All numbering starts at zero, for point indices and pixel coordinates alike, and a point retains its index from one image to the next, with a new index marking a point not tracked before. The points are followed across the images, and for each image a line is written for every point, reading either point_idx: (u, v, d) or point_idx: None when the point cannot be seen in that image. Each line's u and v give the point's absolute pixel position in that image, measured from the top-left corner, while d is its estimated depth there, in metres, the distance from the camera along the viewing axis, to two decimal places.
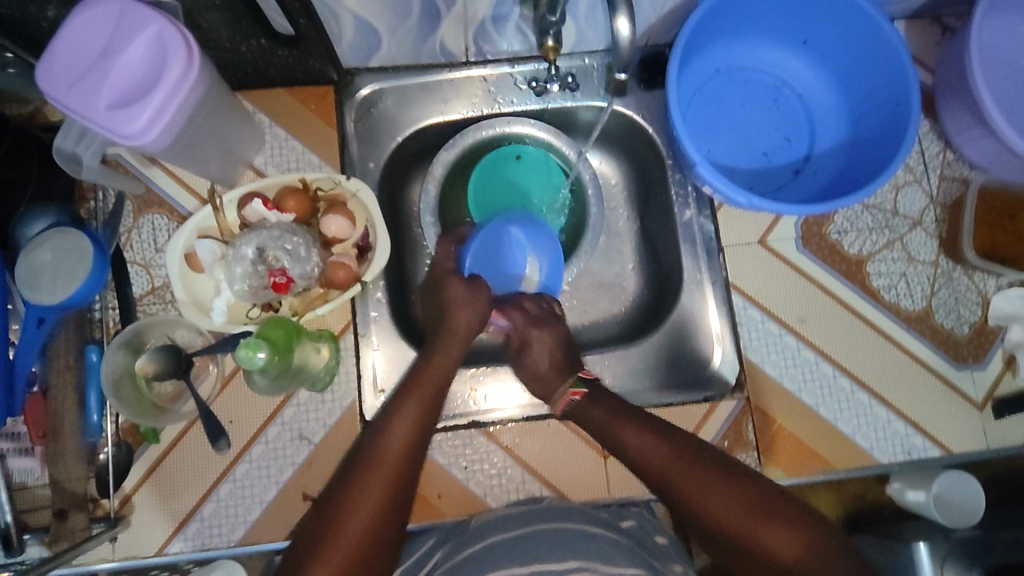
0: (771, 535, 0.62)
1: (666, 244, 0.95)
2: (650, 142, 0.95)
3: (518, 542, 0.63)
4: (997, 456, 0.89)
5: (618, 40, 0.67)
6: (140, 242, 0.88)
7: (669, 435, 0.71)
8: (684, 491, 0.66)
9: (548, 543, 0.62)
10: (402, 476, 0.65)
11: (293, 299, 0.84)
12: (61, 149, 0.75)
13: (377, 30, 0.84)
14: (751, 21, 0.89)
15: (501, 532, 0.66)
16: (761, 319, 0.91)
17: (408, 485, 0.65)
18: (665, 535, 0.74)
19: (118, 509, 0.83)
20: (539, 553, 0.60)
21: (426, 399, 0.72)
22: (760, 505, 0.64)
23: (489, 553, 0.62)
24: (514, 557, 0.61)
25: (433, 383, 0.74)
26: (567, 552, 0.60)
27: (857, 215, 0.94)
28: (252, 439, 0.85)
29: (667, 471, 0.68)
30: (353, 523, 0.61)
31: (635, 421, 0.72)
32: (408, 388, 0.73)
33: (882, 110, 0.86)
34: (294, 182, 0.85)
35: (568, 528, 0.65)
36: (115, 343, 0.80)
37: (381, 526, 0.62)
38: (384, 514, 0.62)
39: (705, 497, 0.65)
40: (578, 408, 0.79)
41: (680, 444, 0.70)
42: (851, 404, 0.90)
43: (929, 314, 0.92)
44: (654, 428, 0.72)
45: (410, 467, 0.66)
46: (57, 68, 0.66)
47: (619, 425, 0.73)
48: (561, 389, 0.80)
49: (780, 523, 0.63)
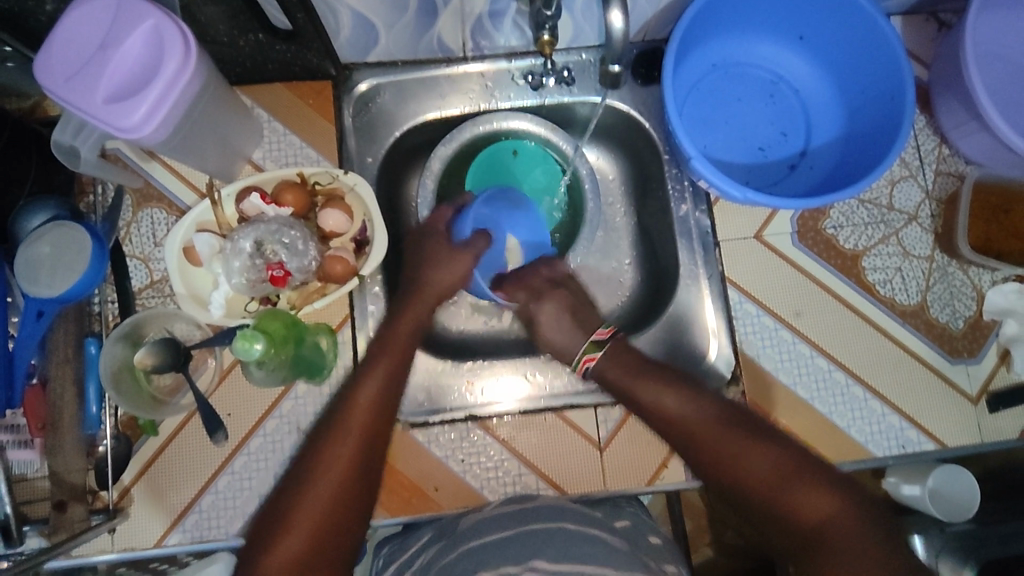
0: (803, 492, 0.62)
1: (662, 239, 0.95)
2: (646, 137, 0.95)
3: (513, 541, 0.63)
4: (991, 450, 0.90)
5: (612, 34, 0.67)
6: (138, 236, 0.89)
7: (699, 395, 0.72)
8: (716, 449, 0.67)
9: (541, 543, 0.62)
10: (369, 432, 0.66)
11: (291, 293, 0.85)
12: (59, 142, 0.75)
13: (374, 25, 0.84)
14: (747, 16, 0.89)
15: (495, 531, 0.67)
16: (757, 313, 0.92)
17: (376, 442, 0.66)
18: (659, 534, 0.74)
19: (117, 501, 0.84)
20: (534, 553, 0.60)
21: (394, 360, 0.73)
22: (793, 461, 0.64)
23: (484, 551, 0.63)
24: (507, 555, 0.61)
25: (398, 346, 0.75)
26: (561, 553, 0.61)
27: (852, 209, 0.94)
28: (251, 432, 0.85)
29: (699, 429, 0.69)
30: (323, 485, 0.62)
31: (668, 380, 0.73)
32: (376, 352, 0.74)
33: (877, 105, 0.86)
34: (292, 176, 0.86)
35: (561, 527, 0.65)
36: (113, 336, 0.81)
37: (348, 485, 0.63)
38: (355, 469, 0.64)
39: (738, 455, 0.65)
40: (604, 370, 0.77)
41: (709, 403, 0.70)
42: (846, 398, 0.90)
43: (924, 308, 0.92)
44: (686, 389, 0.72)
45: (377, 424, 0.67)
46: (54, 61, 0.66)
47: (648, 386, 0.73)
48: (577, 356, 0.79)
49: (812, 480, 0.62)
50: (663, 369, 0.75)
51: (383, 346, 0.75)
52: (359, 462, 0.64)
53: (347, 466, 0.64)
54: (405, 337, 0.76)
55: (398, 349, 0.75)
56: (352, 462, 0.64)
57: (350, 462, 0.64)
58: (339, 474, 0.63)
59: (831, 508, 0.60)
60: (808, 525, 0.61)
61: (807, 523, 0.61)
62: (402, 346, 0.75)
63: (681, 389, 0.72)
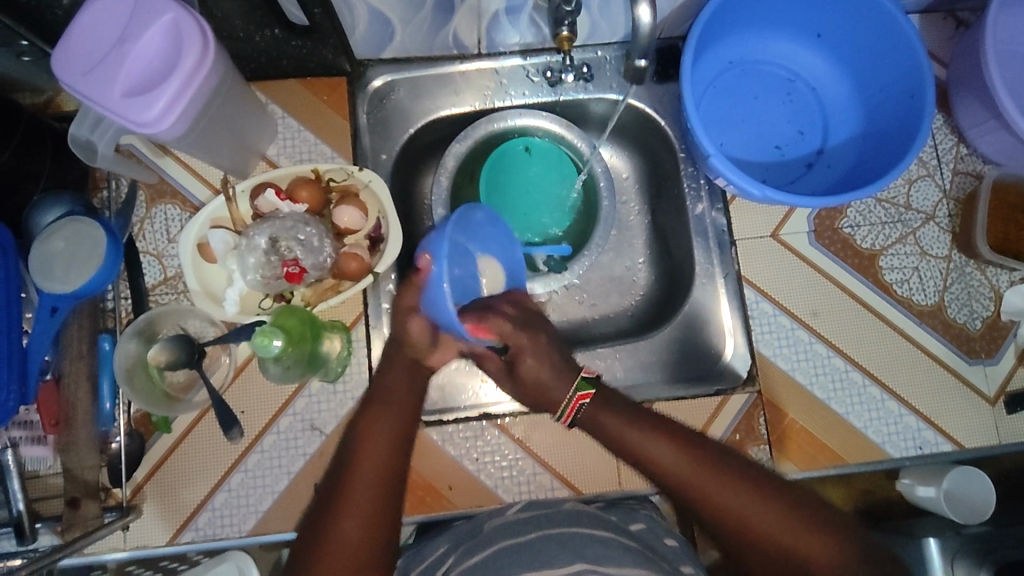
0: (809, 543, 0.60)
1: (678, 238, 0.95)
2: (661, 135, 0.95)
3: (529, 546, 0.63)
4: (1009, 451, 0.89)
5: (639, 28, 0.67)
6: (152, 232, 0.88)
7: (687, 442, 0.67)
8: (716, 503, 0.63)
9: (557, 548, 0.62)
10: (381, 498, 0.62)
11: (306, 290, 0.85)
12: (76, 136, 0.75)
13: (390, 21, 0.84)
14: (765, 14, 0.89)
15: (512, 536, 0.66)
16: (773, 313, 0.91)
17: (394, 491, 0.63)
18: (676, 537, 0.73)
19: (130, 498, 0.83)
20: (548, 557, 0.60)
21: (396, 415, 0.68)
22: (794, 509, 0.62)
23: (501, 557, 0.62)
24: (525, 561, 0.61)
25: (398, 397, 0.70)
26: (577, 555, 0.60)
27: (869, 208, 0.93)
28: (264, 430, 0.85)
29: (693, 482, 0.64)
30: (345, 530, 0.59)
31: (654, 429, 0.68)
32: (370, 400, 0.70)
33: (896, 103, 0.85)
34: (307, 172, 0.85)
35: (578, 531, 0.65)
36: (127, 333, 0.80)
37: (362, 556, 0.59)
38: (369, 538, 0.60)
39: (740, 509, 0.62)
40: (589, 414, 0.72)
41: (699, 452, 0.66)
42: (862, 398, 0.89)
43: (942, 308, 0.91)
44: (674, 437, 0.67)
45: (389, 486, 0.63)
46: (73, 55, 0.66)
47: (635, 438, 0.68)
48: (570, 393, 0.72)
49: (816, 530, 0.61)
50: (646, 414, 0.70)
51: (381, 400, 0.70)
52: (374, 531, 0.60)
53: (362, 536, 0.60)
54: (404, 385, 0.72)
55: (399, 401, 0.70)
56: (367, 533, 0.60)
57: (365, 530, 0.60)
58: (354, 544, 0.59)
59: (831, 552, 0.60)
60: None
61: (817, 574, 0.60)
62: (404, 398, 0.70)
63: (670, 437, 0.67)
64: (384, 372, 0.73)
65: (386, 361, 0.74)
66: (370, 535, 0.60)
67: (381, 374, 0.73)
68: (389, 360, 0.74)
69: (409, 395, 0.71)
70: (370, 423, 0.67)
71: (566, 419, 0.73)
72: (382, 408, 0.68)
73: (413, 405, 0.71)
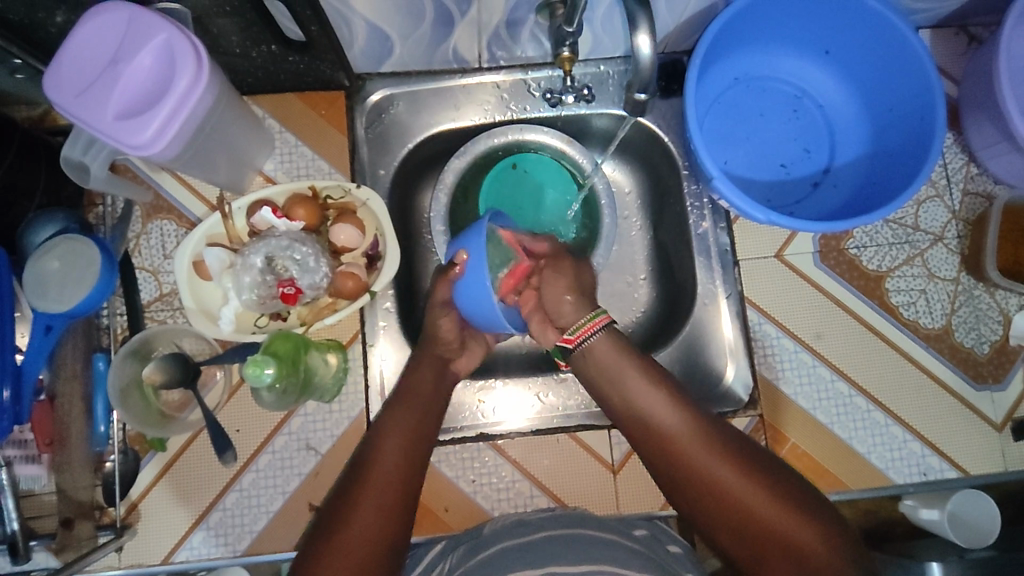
0: (793, 526, 0.58)
1: (680, 256, 0.93)
2: (665, 152, 0.93)
3: (533, 547, 0.63)
4: (1017, 479, 0.87)
5: (637, 56, 0.64)
6: (148, 248, 0.88)
7: (696, 413, 0.66)
8: (693, 463, 0.63)
9: (563, 547, 0.61)
10: (400, 499, 0.62)
11: (302, 309, 0.84)
12: (69, 157, 0.74)
13: (389, 36, 0.82)
14: (773, 29, 0.86)
15: (517, 537, 0.66)
16: (776, 335, 0.90)
17: (413, 488, 0.64)
18: (679, 544, 0.74)
19: (125, 517, 0.83)
20: (553, 558, 0.60)
21: (420, 415, 0.70)
22: (767, 478, 0.61)
23: (506, 557, 0.62)
24: (526, 562, 0.61)
25: (424, 394, 0.73)
26: (582, 556, 0.60)
27: (876, 229, 0.91)
28: (259, 449, 0.84)
29: (677, 436, 0.64)
30: (360, 523, 0.59)
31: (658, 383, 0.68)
32: (399, 395, 0.72)
33: (906, 123, 0.83)
34: (304, 190, 0.84)
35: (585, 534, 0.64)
36: (121, 353, 0.79)
37: (371, 556, 0.58)
38: (380, 538, 0.59)
39: (716, 471, 0.61)
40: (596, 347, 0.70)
41: (699, 423, 0.65)
42: (866, 423, 0.88)
43: (948, 332, 0.89)
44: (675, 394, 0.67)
45: (410, 475, 0.64)
46: (63, 77, 0.65)
47: (631, 380, 0.68)
48: (581, 321, 0.70)
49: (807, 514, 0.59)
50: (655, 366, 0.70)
51: (411, 388, 0.73)
52: (395, 516, 0.61)
53: (381, 517, 0.60)
54: (430, 385, 0.74)
55: (426, 402, 0.72)
56: (382, 528, 0.60)
57: (385, 515, 0.61)
58: (366, 543, 0.59)
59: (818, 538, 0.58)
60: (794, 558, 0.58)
61: (791, 557, 0.58)
62: (429, 403, 0.73)
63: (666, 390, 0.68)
64: (413, 370, 0.75)
65: (414, 362, 0.76)
66: (390, 514, 0.61)
67: (408, 371, 0.75)
68: (417, 361, 0.76)
69: (433, 400, 0.73)
70: (394, 418, 0.69)
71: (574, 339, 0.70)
72: (405, 410, 0.70)
73: (438, 409, 0.73)
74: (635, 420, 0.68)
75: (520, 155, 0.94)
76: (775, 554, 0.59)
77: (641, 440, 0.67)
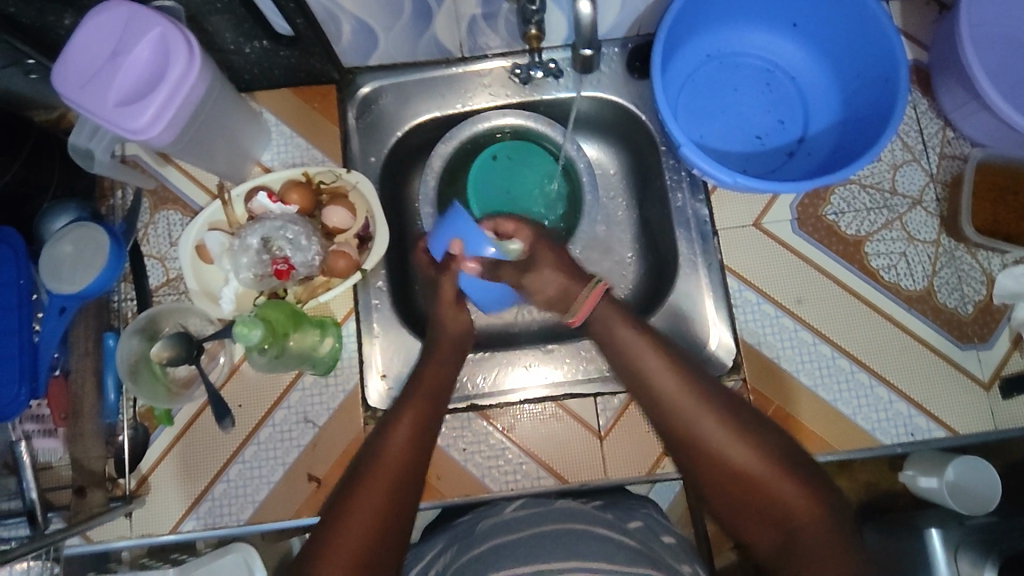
0: (787, 493, 0.62)
1: (661, 230, 0.96)
2: (642, 129, 0.96)
3: (529, 540, 0.64)
4: (1007, 437, 0.87)
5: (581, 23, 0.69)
6: (155, 236, 0.94)
7: (695, 378, 0.69)
8: (687, 424, 0.67)
9: (548, 545, 0.62)
10: (399, 496, 0.64)
11: (297, 288, 0.89)
12: (76, 144, 0.80)
13: (373, 29, 0.87)
14: (739, 6, 0.90)
15: (507, 532, 0.67)
16: (757, 301, 0.91)
17: (412, 486, 0.66)
18: (674, 534, 0.73)
19: (135, 489, 0.88)
20: (541, 553, 0.62)
21: (427, 406, 0.73)
22: (765, 446, 0.64)
23: (496, 552, 0.64)
24: (519, 556, 0.62)
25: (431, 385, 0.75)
26: (571, 555, 0.61)
27: (853, 194, 0.93)
28: (260, 423, 0.89)
29: (671, 398, 0.68)
30: (358, 521, 0.61)
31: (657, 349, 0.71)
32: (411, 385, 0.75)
33: (872, 87, 0.86)
34: (298, 176, 0.89)
35: (567, 528, 0.65)
36: (130, 329, 0.83)
37: (370, 548, 0.61)
38: (379, 529, 0.62)
39: (709, 432, 0.66)
40: (599, 313, 0.75)
41: (699, 384, 0.68)
42: (851, 384, 0.89)
43: (931, 293, 0.90)
44: (674, 361, 0.70)
45: (412, 472, 0.67)
46: (69, 70, 0.71)
47: (631, 347, 0.72)
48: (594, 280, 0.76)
49: (803, 482, 0.62)
50: (653, 332, 0.73)
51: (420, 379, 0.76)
52: (392, 512, 0.63)
53: (379, 517, 0.62)
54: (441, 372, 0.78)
55: (435, 393, 0.75)
56: (379, 522, 0.62)
57: (383, 511, 0.63)
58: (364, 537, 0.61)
59: (813, 508, 0.61)
60: (786, 521, 0.62)
61: (782, 519, 0.62)
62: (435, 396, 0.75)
63: (665, 352, 0.71)
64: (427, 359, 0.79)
65: (433, 349, 0.80)
66: (388, 510, 0.63)
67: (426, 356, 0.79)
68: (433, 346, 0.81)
69: (441, 388, 0.76)
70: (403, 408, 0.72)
71: (579, 316, 0.76)
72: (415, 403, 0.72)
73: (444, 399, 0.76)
74: (633, 378, 0.72)
75: (496, 146, 0.97)
76: (768, 517, 0.63)
77: (641, 398, 0.71)
